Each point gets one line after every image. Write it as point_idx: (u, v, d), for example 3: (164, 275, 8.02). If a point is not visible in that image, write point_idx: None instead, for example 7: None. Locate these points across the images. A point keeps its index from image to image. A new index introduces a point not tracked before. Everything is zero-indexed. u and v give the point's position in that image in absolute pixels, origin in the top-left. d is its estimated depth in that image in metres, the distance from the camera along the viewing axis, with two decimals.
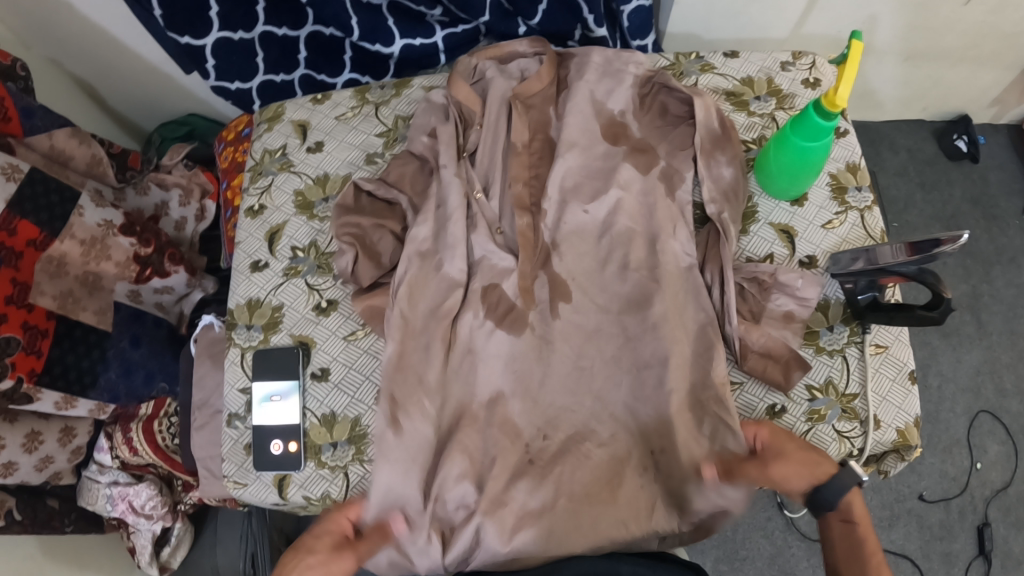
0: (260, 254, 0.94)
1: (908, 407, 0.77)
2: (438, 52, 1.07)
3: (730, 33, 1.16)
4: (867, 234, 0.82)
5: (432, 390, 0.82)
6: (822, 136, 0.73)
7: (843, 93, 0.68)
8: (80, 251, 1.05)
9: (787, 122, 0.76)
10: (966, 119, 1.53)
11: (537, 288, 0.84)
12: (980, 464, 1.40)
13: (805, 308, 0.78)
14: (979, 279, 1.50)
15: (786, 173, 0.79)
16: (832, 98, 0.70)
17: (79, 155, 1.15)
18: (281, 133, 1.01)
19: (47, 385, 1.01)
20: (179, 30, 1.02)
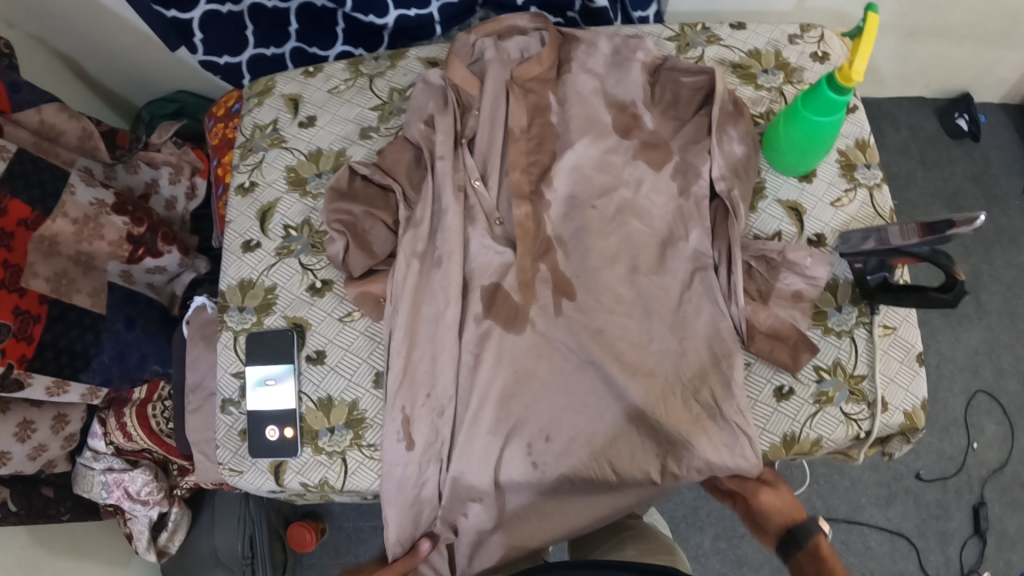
0: (252, 234, 0.91)
1: (915, 390, 0.76)
2: (434, 23, 1.05)
3: (733, 6, 1.14)
4: (875, 213, 0.80)
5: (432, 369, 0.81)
6: (834, 111, 0.71)
7: (858, 66, 0.66)
8: (72, 230, 1.02)
9: (797, 96, 0.74)
10: (968, 97, 1.51)
11: (538, 283, 0.82)
12: (976, 444, 1.40)
13: (814, 287, 0.77)
14: (979, 258, 1.49)
15: (797, 151, 0.77)
16: (846, 72, 0.68)
17: (70, 130, 1.13)
18: (271, 107, 0.97)
19: (39, 370, 0.98)
20: (166, 4, 0.97)
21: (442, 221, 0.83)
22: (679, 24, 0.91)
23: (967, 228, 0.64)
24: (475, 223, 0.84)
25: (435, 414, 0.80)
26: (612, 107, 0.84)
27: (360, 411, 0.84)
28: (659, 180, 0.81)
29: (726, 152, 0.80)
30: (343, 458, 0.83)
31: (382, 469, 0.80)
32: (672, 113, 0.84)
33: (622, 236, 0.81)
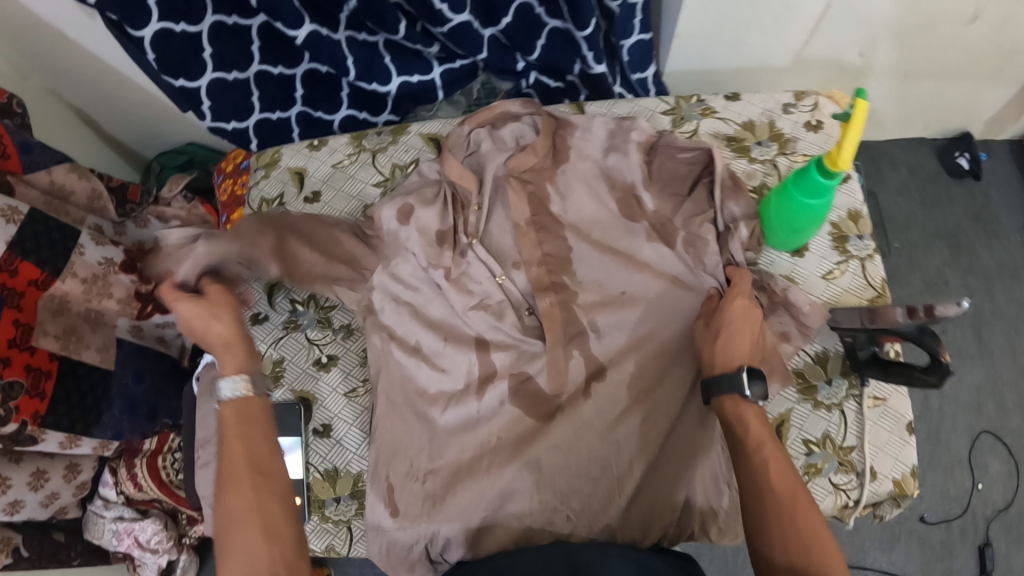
0: (260, 306, 0.94)
1: (905, 458, 0.76)
2: (436, 88, 1.16)
3: (731, 62, 1.20)
4: (868, 283, 0.80)
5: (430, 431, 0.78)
6: (823, 193, 0.73)
7: (846, 154, 0.67)
8: (81, 289, 1.07)
9: (788, 175, 0.75)
10: (969, 136, 1.53)
11: (569, 369, 0.77)
12: (981, 485, 1.40)
13: (805, 333, 0.77)
14: (981, 295, 1.48)
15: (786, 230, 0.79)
16: (835, 159, 0.69)
17: (79, 190, 1.18)
18: (277, 180, 0.95)
19: (52, 426, 1.01)
20: (174, 72, 1.00)
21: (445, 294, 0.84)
22: (675, 97, 0.93)
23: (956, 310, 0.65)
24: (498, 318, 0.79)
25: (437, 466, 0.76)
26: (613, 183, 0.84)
27: (364, 482, 0.87)
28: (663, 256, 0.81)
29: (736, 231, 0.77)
30: (349, 526, 0.86)
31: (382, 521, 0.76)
32: (672, 188, 0.83)
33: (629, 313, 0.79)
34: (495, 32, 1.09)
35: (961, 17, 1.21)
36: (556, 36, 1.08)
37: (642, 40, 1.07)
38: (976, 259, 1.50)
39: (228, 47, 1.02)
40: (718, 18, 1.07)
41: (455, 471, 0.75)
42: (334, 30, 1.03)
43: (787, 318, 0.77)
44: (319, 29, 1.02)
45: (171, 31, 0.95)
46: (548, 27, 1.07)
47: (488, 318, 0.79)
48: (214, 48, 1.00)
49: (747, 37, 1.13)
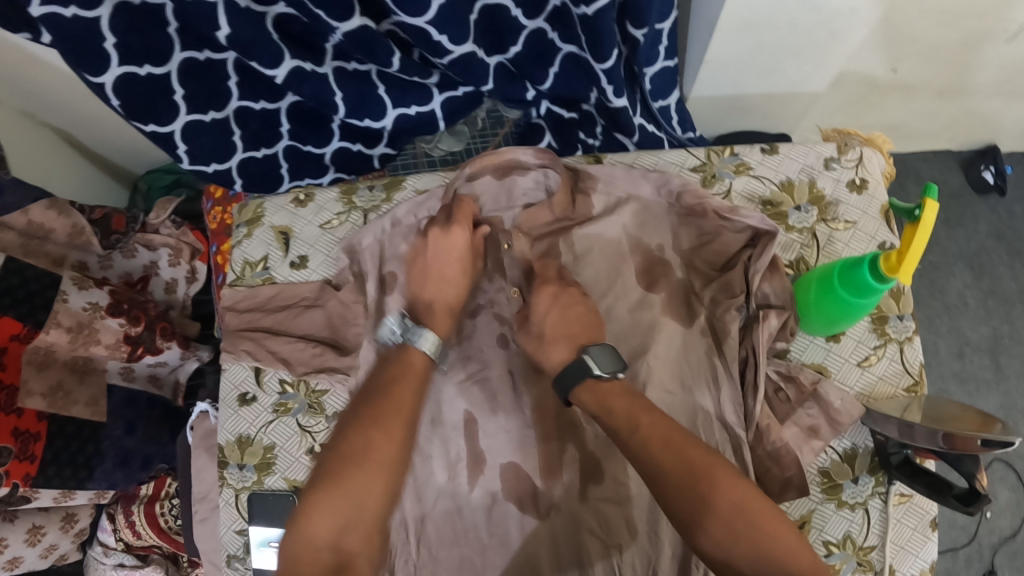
0: (247, 386, 0.83)
1: (926, 557, 0.73)
2: (437, 118, 1.09)
3: (760, 90, 1.10)
4: (904, 371, 0.75)
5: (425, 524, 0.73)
6: (868, 294, 0.66)
7: (904, 266, 0.60)
8: (67, 339, 1.00)
9: (837, 265, 0.68)
10: (995, 149, 1.44)
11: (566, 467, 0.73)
12: (989, 512, 1.38)
13: (835, 428, 0.71)
14: (1000, 319, 1.43)
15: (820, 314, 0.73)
16: (889, 266, 0.62)
17: (60, 227, 1.09)
18: (261, 240, 0.89)
19: (45, 485, 0.98)
20: (142, 118, 0.93)
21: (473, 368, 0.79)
22: (706, 150, 0.87)
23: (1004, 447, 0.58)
24: (497, 394, 0.76)
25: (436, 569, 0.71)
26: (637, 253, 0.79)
27: None
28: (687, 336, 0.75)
29: (765, 319, 0.72)
30: None
31: None
32: (700, 261, 0.77)
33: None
34: (502, 60, 1.02)
35: (1002, 35, 1.12)
36: (570, 62, 1.01)
37: (666, 68, 0.97)
38: (997, 281, 1.45)
39: (201, 87, 0.95)
40: (752, 46, 0.98)
41: None
42: (318, 61, 0.95)
43: (816, 411, 0.72)
44: (302, 63, 0.93)
45: (135, 76, 0.88)
46: (561, 52, 1.00)
47: (486, 396, 0.76)
48: (185, 90, 0.94)
49: (781, 65, 1.03)
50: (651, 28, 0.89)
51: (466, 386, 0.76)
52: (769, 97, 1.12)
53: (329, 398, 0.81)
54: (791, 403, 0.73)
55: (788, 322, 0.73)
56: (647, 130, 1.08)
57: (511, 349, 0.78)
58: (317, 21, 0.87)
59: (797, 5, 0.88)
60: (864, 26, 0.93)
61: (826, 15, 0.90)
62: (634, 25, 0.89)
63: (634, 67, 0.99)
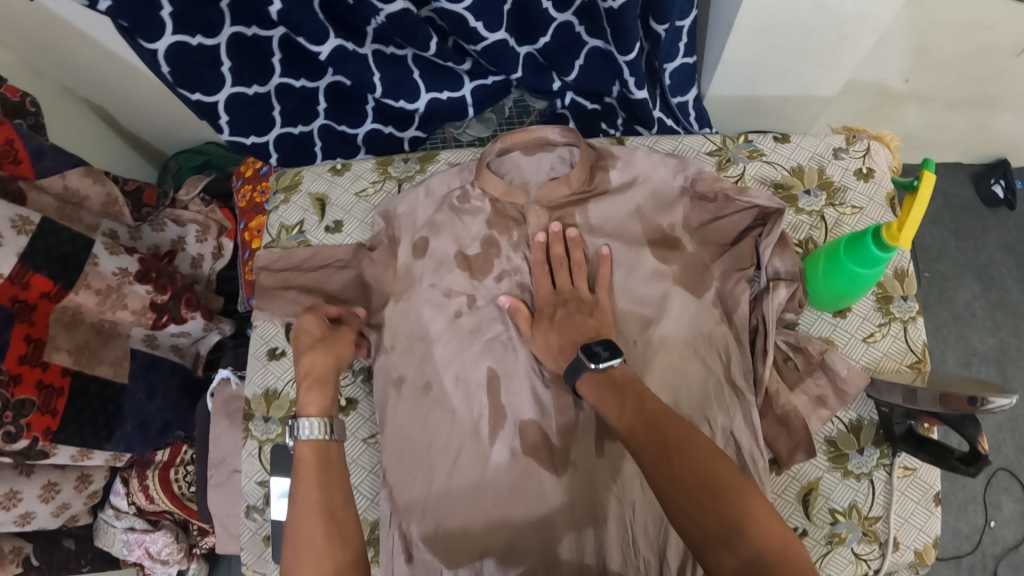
0: (278, 341, 0.87)
1: (929, 529, 0.74)
2: (467, 105, 1.13)
3: (777, 91, 1.13)
4: (909, 349, 0.77)
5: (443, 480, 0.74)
6: (874, 265, 0.69)
7: (905, 233, 0.63)
8: (96, 301, 1.03)
9: (840, 239, 0.71)
10: (1005, 163, 1.46)
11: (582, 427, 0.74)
12: (994, 522, 1.38)
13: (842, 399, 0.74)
14: (1008, 331, 1.44)
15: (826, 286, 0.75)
16: (892, 233, 0.65)
17: (94, 195, 1.13)
18: (297, 206, 0.94)
19: (64, 441, 0.99)
20: (190, 86, 0.97)
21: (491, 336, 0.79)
22: (721, 137, 0.90)
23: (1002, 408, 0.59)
24: (515, 355, 0.77)
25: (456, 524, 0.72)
26: (651, 229, 0.80)
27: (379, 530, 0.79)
28: (706, 306, 0.76)
29: (775, 291, 0.74)
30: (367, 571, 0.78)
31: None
32: (713, 238, 0.79)
33: (660, 374, 0.74)
34: (531, 51, 1.06)
35: (1010, 47, 1.14)
36: (595, 56, 1.05)
37: (685, 65, 1.00)
38: (1005, 293, 1.46)
39: (247, 61, 0.99)
40: (765, 49, 1.01)
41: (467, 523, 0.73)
42: (360, 44, 0.99)
43: (824, 381, 0.74)
44: (344, 44, 0.97)
45: (187, 45, 0.92)
46: (587, 46, 1.04)
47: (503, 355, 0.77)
48: (232, 63, 0.98)
49: (797, 68, 1.06)
50: (672, 24, 0.93)
51: (486, 346, 0.78)
52: (783, 99, 1.15)
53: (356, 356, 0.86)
54: (799, 372, 0.75)
55: (797, 293, 0.75)
56: (665, 124, 1.12)
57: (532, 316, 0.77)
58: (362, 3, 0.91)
59: (811, 7, 0.91)
60: (875, 32, 0.96)
61: (839, 19, 0.94)
62: (657, 21, 0.94)
63: (656, 62, 1.02)
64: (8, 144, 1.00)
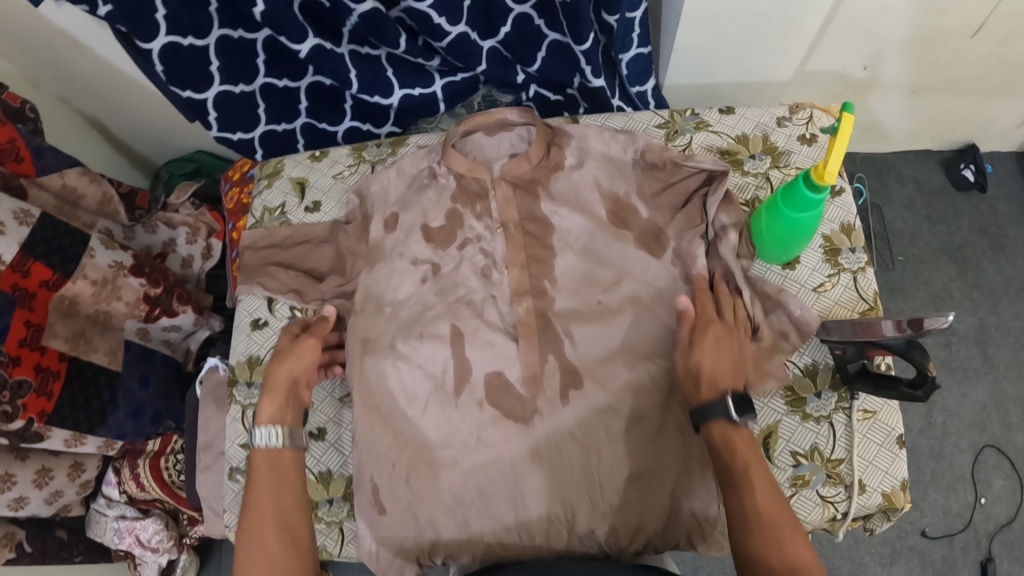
0: (260, 313, 0.91)
1: (894, 472, 0.79)
2: (438, 100, 1.11)
3: (735, 77, 1.18)
4: (859, 297, 0.83)
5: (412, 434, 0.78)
6: (811, 207, 0.73)
7: (833, 169, 0.68)
8: (92, 292, 1.06)
9: (776, 190, 0.76)
10: (974, 148, 1.50)
11: (548, 375, 0.76)
12: (984, 499, 1.35)
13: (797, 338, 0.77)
14: (986, 310, 1.45)
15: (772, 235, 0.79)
16: (822, 172, 0.70)
17: (91, 194, 1.18)
18: (280, 190, 0.98)
19: (57, 424, 1.03)
20: (181, 85, 1.02)
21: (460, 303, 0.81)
22: (669, 111, 0.94)
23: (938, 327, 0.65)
24: (482, 312, 0.79)
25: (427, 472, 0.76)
26: (607, 198, 0.81)
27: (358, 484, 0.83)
28: (663, 262, 0.79)
29: (726, 236, 0.78)
30: (341, 527, 0.82)
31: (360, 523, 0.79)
32: (665, 201, 0.81)
33: (621, 325, 0.77)
34: (494, 45, 1.03)
35: (964, 30, 1.17)
36: (556, 50, 1.03)
37: (642, 54, 1.02)
38: (981, 274, 1.48)
39: (234, 61, 1.02)
40: (720, 34, 1.06)
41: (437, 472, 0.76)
42: (337, 43, 1.00)
43: (786, 318, 0.78)
44: (323, 42, 0.98)
45: (179, 45, 0.97)
46: (547, 40, 1.02)
47: (471, 314, 0.79)
48: (220, 62, 1.01)
49: (747, 53, 1.11)
50: (623, 15, 0.96)
51: (454, 306, 0.80)
52: (739, 86, 1.20)
53: None
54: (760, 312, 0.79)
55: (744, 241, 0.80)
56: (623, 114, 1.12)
57: (495, 277, 0.80)
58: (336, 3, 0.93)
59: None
60: (817, 14, 1.02)
61: (784, 2, 0.99)
62: (608, 12, 0.97)
63: (612, 54, 1.04)
64: (9, 143, 1.05)
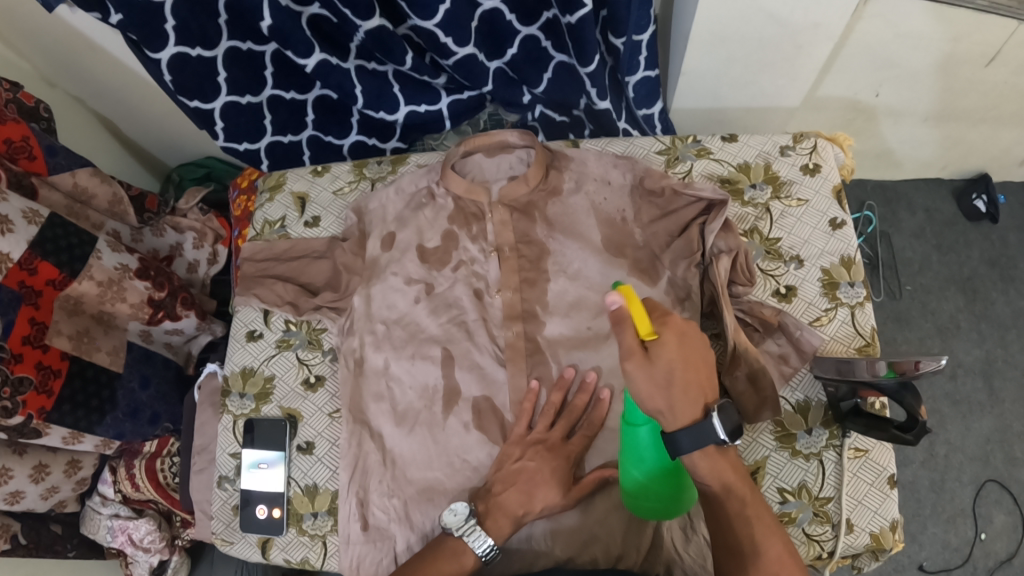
0: (256, 324, 0.91)
1: (884, 512, 0.78)
2: (443, 118, 1.11)
3: (741, 102, 1.17)
4: (856, 332, 0.83)
5: (397, 453, 0.79)
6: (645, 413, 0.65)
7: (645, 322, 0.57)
8: (97, 291, 1.08)
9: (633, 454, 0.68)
10: (987, 178, 1.47)
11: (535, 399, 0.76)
12: (984, 536, 1.33)
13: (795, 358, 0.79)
14: (994, 343, 1.43)
15: (660, 479, 0.66)
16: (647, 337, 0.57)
17: (101, 194, 1.20)
18: (281, 204, 0.98)
19: (56, 421, 1.04)
20: (190, 94, 1.01)
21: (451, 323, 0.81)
22: (670, 137, 0.94)
23: (931, 370, 0.65)
24: (473, 335, 0.80)
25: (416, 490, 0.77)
26: (603, 223, 0.81)
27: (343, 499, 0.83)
28: (655, 291, 0.79)
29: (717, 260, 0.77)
30: (324, 541, 0.82)
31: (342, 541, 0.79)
32: (662, 227, 0.81)
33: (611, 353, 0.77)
34: (500, 65, 1.03)
35: (979, 59, 1.16)
36: (562, 71, 1.03)
37: (649, 77, 1.01)
38: (990, 306, 1.46)
39: (242, 72, 1.02)
40: (725, 59, 1.06)
41: (423, 491, 0.77)
42: (344, 58, 1.00)
43: (784, 340, 0.80)
44: (329, 58, 0.98)
45: (187, 55, 0.97)
46: (554, 61, 1.02)
47: (463, 335, 0.80)
48: (228, 73, 1.01)
49: (756, 77, 1.10)
50: (630, 37, 0.95)
51: (447, 328, 0.81)
52: (747, 111, 1.19)
53: (326, 335, 0.89)
54: (759, 334, 0.81)
55: (740, 263, 0.79)
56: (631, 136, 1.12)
57: (486, 299, 0.81)
58: (344, 20, 0.93)
59: (761, 19, 0.97)
60: (827, 41, 1.02)
61: (789, 29, 0.99)
62: (615, 35, 0.96)
63: (619, 76, 1.03)
64: (24, 141, 1.07)
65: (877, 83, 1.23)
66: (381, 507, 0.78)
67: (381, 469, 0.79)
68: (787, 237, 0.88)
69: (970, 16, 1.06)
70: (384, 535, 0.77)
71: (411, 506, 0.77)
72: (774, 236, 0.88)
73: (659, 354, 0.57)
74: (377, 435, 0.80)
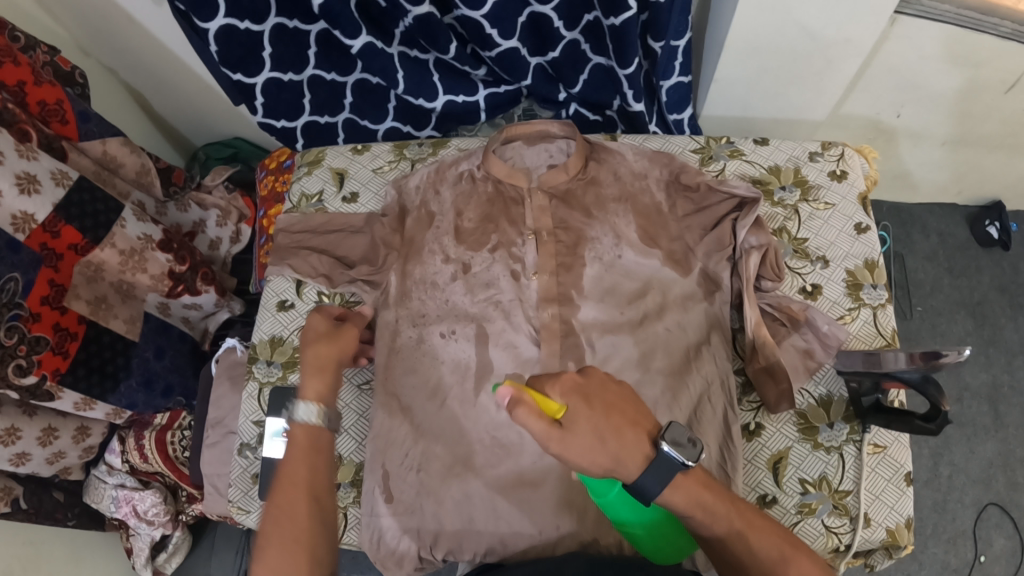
0: (287, 295, 0.93)
1: (900, 508, 0.79)
2: (479, 109, 1.13)
3: (769, 114, 1.20)
4: (878, 332, 0.84)
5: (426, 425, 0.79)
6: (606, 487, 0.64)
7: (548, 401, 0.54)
8: (119, 260, 1.08)
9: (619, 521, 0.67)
10: (1000, 205, 1.50)
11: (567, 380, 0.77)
12: (983, 557, 1.34)
13: (823, 356, 0.80)
14: (1000, 368, 1.45)
15: (653, 522, 0.66)
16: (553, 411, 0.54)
17: (129, 163, 1.20)
18: (319, 177, 1.00)
19: (70, 385, 1.04)
20: (232, 66, 1.03)
21: (485, 302, 0.82)
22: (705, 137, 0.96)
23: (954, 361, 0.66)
24: (509, 315, 0.81)
25: (443, 463, 0.78)
26: (638, 214, 0.82)
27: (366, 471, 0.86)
28: (687, 282, 0.81)
29: (747, 255, 0.80)
30: (345, 512, 0.85)
31: (367, 515, 0.80)
32: (696, 220, 0.83)
33: (644, 340, 0.78)
34: (542, 62, 1.06)
35: (999, 84, 1.18)
36: (598, 72, 1.06)
37: (682, 82, 1.03)
38: (999, 332, 1.48)
39: (286, 49, 1.04)
40: (757, 69, 1.08)
41: (449, 464, 0.78)
42: (388, 43, 1.02)
43: (810, 336, 0.81)
44: (375, 41, 1.00)
45: (235, 28, 0.98)
46: (591, 63, 1.05)
47: (499, 315, 0.81)
48: (273, 49, 1.03)
49: (784, 89, 1.12)
50: (667, 43, 0.96)
51: (482, 306, 0.82)
52: (774, 122, 1.22)
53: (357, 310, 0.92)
54: (785, 329, 0.82)
55: (771, 258, 0.81)
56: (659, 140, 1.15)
57: (522, 282, 0.81)
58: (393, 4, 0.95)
59: (795, 32, 0.99)
60: (857, 58, 1.04)
61: (824, 44, 1.01)
62: (654, 38, 0.97)
63: (653, 79, 1.05)
64: (58, 104, 1.07)
65: (901, 104, 1.25)
66: (406, 481, 0.79)
67: (409, 441, 0.80)
68: (815, 238, 0.89)
69: (993, 42, 1.09)
70: (409, 506, 0.78)
71: (438, 478, 0.78)
72: (802, 236, 0.89)
73: (575, 423, 0.54)
74: (407, 409, 0.81)
